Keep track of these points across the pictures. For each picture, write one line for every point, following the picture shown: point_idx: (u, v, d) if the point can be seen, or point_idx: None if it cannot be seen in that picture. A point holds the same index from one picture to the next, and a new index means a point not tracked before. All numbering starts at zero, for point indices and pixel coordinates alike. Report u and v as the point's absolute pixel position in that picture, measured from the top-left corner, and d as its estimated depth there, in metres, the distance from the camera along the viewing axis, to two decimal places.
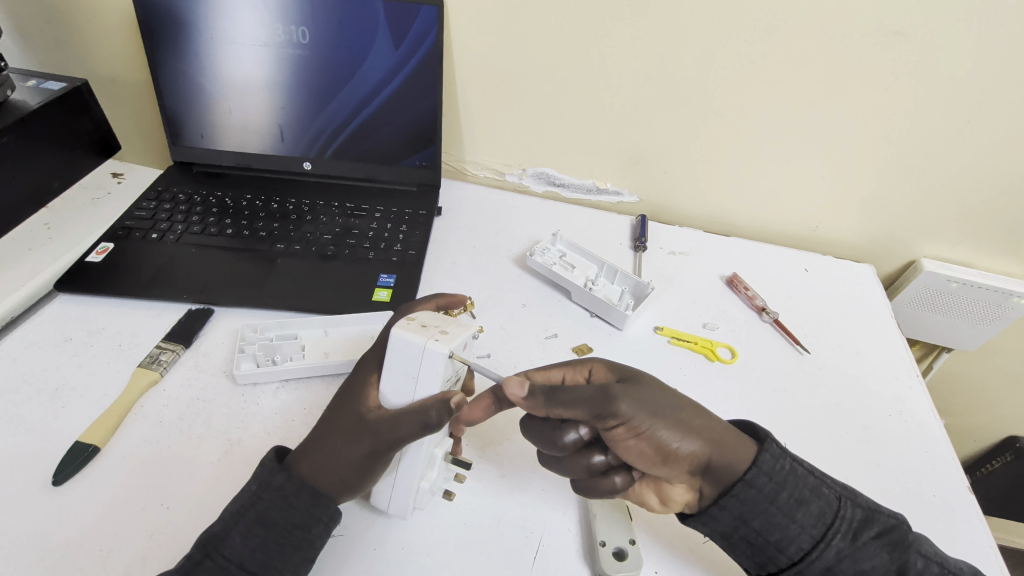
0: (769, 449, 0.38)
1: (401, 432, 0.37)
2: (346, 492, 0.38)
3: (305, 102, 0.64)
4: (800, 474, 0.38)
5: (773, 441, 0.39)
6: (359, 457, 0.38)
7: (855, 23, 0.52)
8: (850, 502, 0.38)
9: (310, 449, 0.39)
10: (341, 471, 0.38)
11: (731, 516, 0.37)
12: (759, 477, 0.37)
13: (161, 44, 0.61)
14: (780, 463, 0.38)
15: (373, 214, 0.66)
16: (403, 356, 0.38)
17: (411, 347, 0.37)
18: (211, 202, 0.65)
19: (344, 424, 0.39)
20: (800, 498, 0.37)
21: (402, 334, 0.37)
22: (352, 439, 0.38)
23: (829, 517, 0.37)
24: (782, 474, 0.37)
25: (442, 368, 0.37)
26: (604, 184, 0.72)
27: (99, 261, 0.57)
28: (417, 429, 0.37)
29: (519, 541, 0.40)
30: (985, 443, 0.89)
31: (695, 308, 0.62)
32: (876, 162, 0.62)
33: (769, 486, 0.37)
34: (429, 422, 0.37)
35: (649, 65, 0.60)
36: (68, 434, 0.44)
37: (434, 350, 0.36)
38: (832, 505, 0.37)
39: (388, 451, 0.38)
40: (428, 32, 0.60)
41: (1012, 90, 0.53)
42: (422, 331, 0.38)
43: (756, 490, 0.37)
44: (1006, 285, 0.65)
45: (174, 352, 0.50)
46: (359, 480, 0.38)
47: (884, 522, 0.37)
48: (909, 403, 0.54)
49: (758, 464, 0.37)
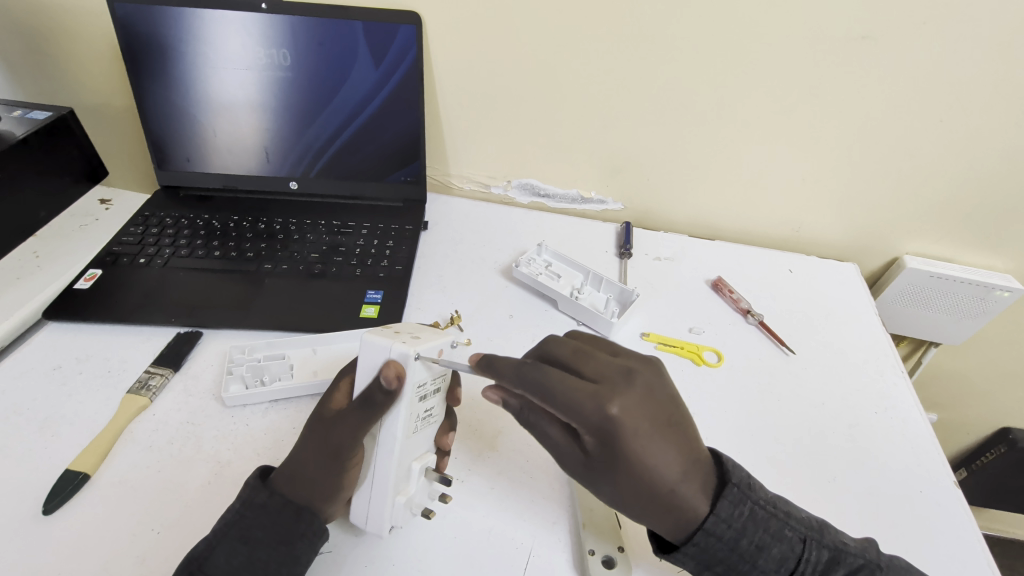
0: (727, 495, 0.37)
1: (353, 420, 0.37)
2: (319, 501, 0.38)
3: (289, 123, 0.65)
4: (760, 518, 0.37)
5: (734, 484, 0.37)
6: (323, 462, 0.38)
7: (826, 29, 0.54)
8: (815, 542, 0.37)
9: (288, 467, 0.39)
10: (307, 475, 0.38)
11: (695, 561, 0.37)
12: (718, 526, 0.36)
13: (145, 71, 0.62)
14: (739, 509, 0.37)
15: (359, 231, 0.66)
16: (371, 362, 0.38)
17: (378, 350, 0.37)
18: (199, 224, 0.66)
19: (309, 430, 0.39)
20: (761, 543, 0.37)
21: (370, 336, 0.37)
22: (312, 441, 0.39)
23: (792, 562, 0.37)
24: (740, 521, 0.37)
25: (409, 370, 0.37)
26: (588, 193, 0.73)
27: (87, 288, 0.57)
28: (359, 413, 0.37)
29: (509, 553, 0.41)
30: (978, 435, 0.90)
31: (681, 312, 0.63)
32: (853, 162, 0.63)
33: (728, 534, 0.36)
34: (375, 402, 0.36)
35: (626, 75, 0.61)
36: (58, 463, 0.44)
37: (399, 350, 0.37)
38: (795, 549, 0.37)
39: (346, 450, 0.37)
40: (408, 50, 0.61)
41: (980, 89, 0.54)
42: (390, 335, 0.38)
43: (716, 539, 0.36)
44: (988, 279, 0.66)
45: (164, 377, 0.50)
46: (329, 486, 0.38)
47: (852, 563, 0.37)
48: (894, 400, 0.55)
49: (715, 513, 0.36)
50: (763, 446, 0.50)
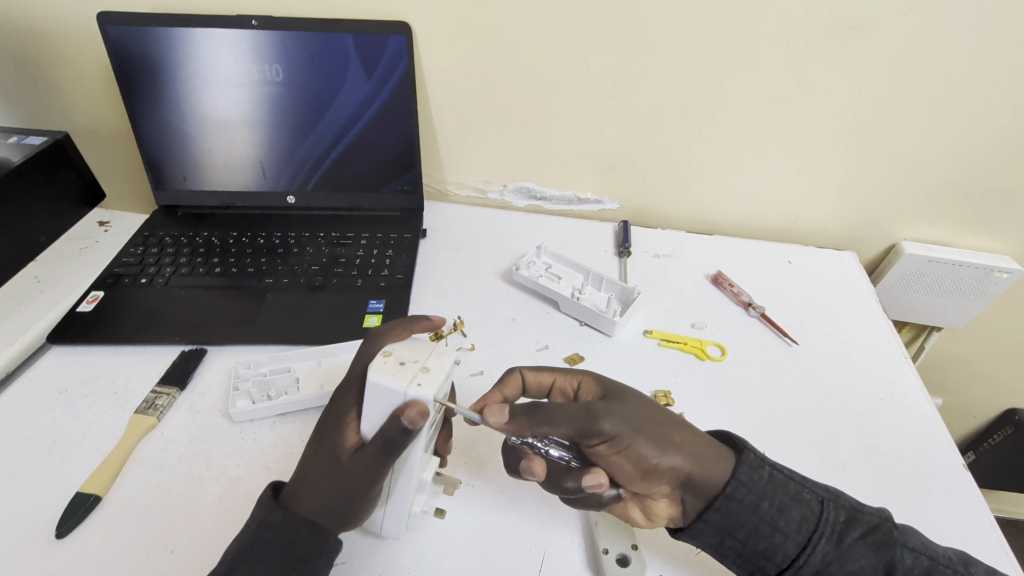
0: (746, 459, 0.39)
1: (374, 459, 0.38)
2: (343, 522, 0.39)
3: (284, 137, 0.65)
4: (780, 482, 0.38)
5: (750, 450, 0.39)
6: (343, 496, 0.38)
7: (813, 21, 0.54)
8: (833, 503, 0.38)
9: (304, 491, 0.39)
10: (333, 505, 0.38)
11: (715, 529, 0.38)
12: (739, 489, 0.38)
13: (139, 93, 0.63)
14: (760, 473, 0.38)
15: (359, 242, 0.66)
16: (385, 402, 0.37)
17: (393, 393, 0.37)
18: (198, 242, 0.66)
19: (322, 468, 0.39)
20: (781, 506, 0.37)
21: (380, 379, 0.37)
22: (333, 479, 0.38)
23: (811, 522, 0.37)
24: (762, 484, 0.38)
25: (427, 414, 0.37)
26: (585, 194, 0.74)
27: (90, 310, 0.57)
28: (382, 451, 0.37)
29: (524, 556, 0.41)
30: (984, 418, 0.90)
31: (683, 308, 0.63)
32: (847, 151, 0.63)
33: (750, 498, 0.38)
34: (392, 441, 0.37)
35: (616, 75, 0.61)
36: (68, 486, 0.44)
37: (418, 397, 0.36)
38: (814, 509, 0.38)
39: (367, 484, 0.38)
40: (399, 60, 0.61)
41: (969, 73, 0.55)
42: (400, 372, 0.37)
43: (738, 503, 0.37)
44: (986, 261, 0.66)
45: (170, 396, 0.50)
46: (353, 507, 0.38)
47: (869, 521, 0.38)
48: (899, 385, 0.55)
49: (736, 476, 0.38)
50: (772, 437, 0.50)
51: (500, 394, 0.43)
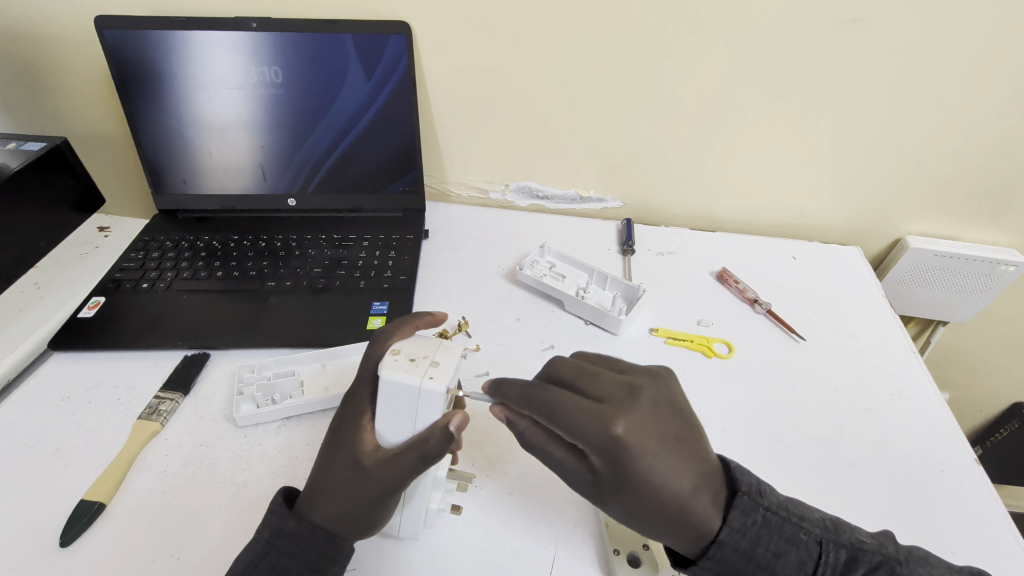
0: (738, 504, 0.36)
1: (404, 470, 0.37)
2: (357, 531, 0.38)
3: (284, 139, 0.65)
4: (775, 525, 0.36)
5: (744, 492, 0.37)
6: (365, 503, 0.37)
7: (815, 14, 0.54)
8: (832, 543, 0.36)
9: (321, 498, 0.38)
10: (351, 513, 0.37)
11: (713, 574, 0.37)
12: (732, 536, 0.36)
13: (138, 97, 0.62)
14: (753, 517, 0.36)
15: (361, 243, 0.66)
16: (398, 397, 0.37)
17: (406, 388, 0.37)
18: (199, 246, 0.65)
19: (345, 474, 0.38)
20: (778, 550, 0.36)
21: (392, 376, 0.37)
22: (351, 485, 0.38)
23: (810, 566, 0.36)
24: (754, 529, 0.36)
25: (440, 406, 0.37)
26: (587, 192, 0.73)
27: (91, 316, 0.57)
28: (417, 461, 0.36)
29: (534, 557, 0.40)
30: (991, 412, 0.89)
31: (688, 306, 0.63)
32: (850, 146, 0.63)
33: (743, 543, 0.36)
34: (430, 453, 0.36)
35: (618, 72, 0.61)
36: (72, 494, 0.43)
37: (431, 390, 0.36)
38: (813, 551, 0.36)
39: (390, 495, 0.37)
40: (399, 60, 0.61)
41: (973, 65, 0.54)
42: (412, 369, 0.37)
43: (732, 550, 0.36)
44: (992, 254, 0.66)
45: (174, 401, 0.50)
46: (368, 518, 0.38)
47: (870, 561, 0.36)
48: (908, 380, 0.55)
49: (728, 523, 0.36)
50: (781, 436, 0.49)
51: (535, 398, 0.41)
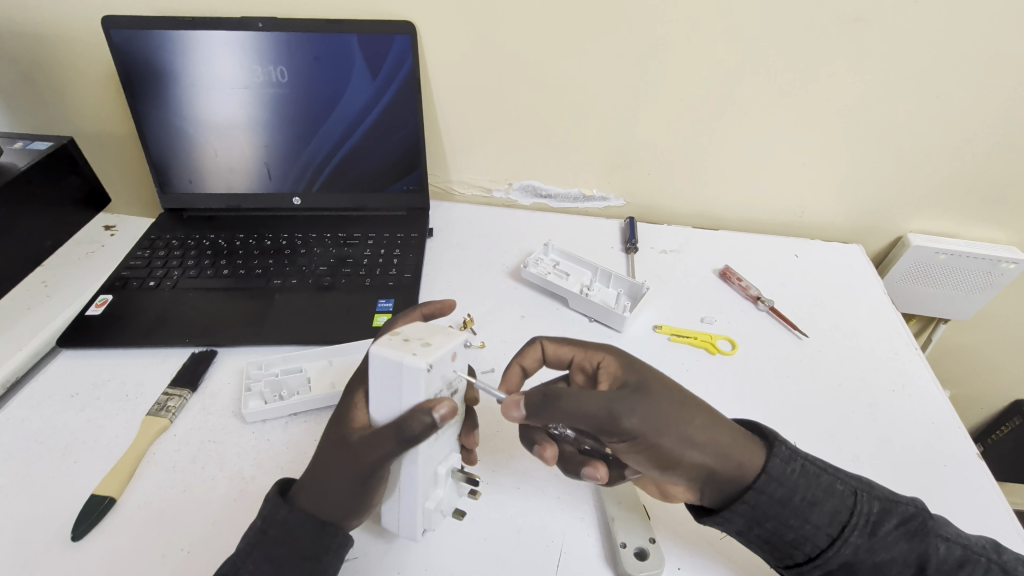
0: (778, 453, 0.39)
1: (383, 449, 0.36)
2: (344, 512, 0.38)
3: (289, 139, 0.65)
4: (812, 474, 0.39)
5: (781, 444, 0.39)
6: (351, 481, 0.37)
7: (817, 14, 0.54)
8: (866, 495, 0.39)
9: (309, 479, 0.38)
10: (337, 492, 0.37)
11: (745, 519, 0.38)
12: (770, 484, 0.38)
13: (144, 96, 0.63)
14: (792, 466, 0.38)
15: (366, 241, 0.66)
16: (384, 374, 0.36)
17: (389, 363, 0.35)
18: (205, 244, 0.66)
19: (330, 454, 0.38)
20: (814, 498, 0.38)
21: (379, 352, 0.35)
22: (337, 465, 0.37)
23: (844, 514, 0.38)
24: (794, 477, 0.38)
25: (423, 382, 0.35)
26: (590, 191, 0.74)
27: (98, 314, 0.57)
28: (395, 442, 0.35)
29: (541, 550, 0.40)
30: (992, 409, 0.90)
31: (691, 303, 0.63)
32: (852, 144, 0.63)
33: (781, 490, 0.38)
34: (405, 433, 0.35)
35: (621, 72, 0.61)
36: (82, 490, 0.44)
37: (410, 365, 0.34)
38: (847, 501, 0.38)
39: (374, 472, 0.36)
40: (404, 59, 0.62)
41: (972, 64, 0.55)
42: (399, 345, 0.36)
43: (767, 496, 0.37)
44: (993, 252, 0.66)
45: (182, 398, 0.50)
46: (354, 497, 0.37)
47: (903, 512, 0.38)
48: (911, 376, 0.55)
49: (768, 470, 0.38)
50: (785, 430, 0.50)
51: (519, 366, 0.44)
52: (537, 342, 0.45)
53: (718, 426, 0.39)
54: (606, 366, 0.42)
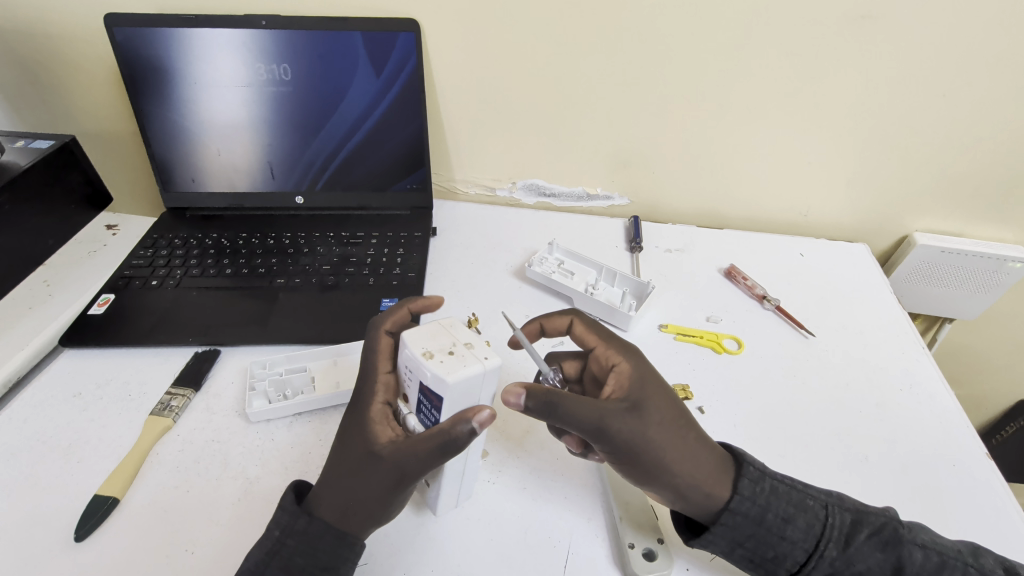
0: (747, 473, 0.39)
1: (421, 460, 0.36)
2: (366, 522, 0.37)
3: (293, 137, 0.65)
4: (782, 492, 0.39)
5: (750, 463, 0.40)
6: (380, 492, 0.37)
7: (824, 12, 0.54)
8: (838, 508, 0.39)
9: (331, 492, 0.38)
10: (364, 502, 0.37)
11: (726, 540, 0.38)
12: (743, 503, 0.38)
13: (146, 94, 0.62)
14: (760, 486, 0.39)
15: (369, 240, 0.66)
16: (463, 392, 0.34)
17: (471, 379, 0.34)
18: (207, 244, 0.65)
19: (359, 466, 0.38)
20: (787, 515, 0.38)
21: (461, 375, 0.33)
22: (366, 476, 0.37)
23: (818, 528, 0.38)
24: (764, 496, 0.38)
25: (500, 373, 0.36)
26: (594, 189, 0.73)
27: (101, 313, 0.57)
28: (437, 451, 0.35)
29: (549, 551, 0.40)
30: (996, 409, 0.89)
31: (696, 302, 0.63)
32: (858, 143, 0.63)
33: (754, 510, 0.38)
34: (450, 444, 0.35)
35: (626, 70, 0.61)
36: (85, 490, 0.43)
37: (496, 366, 0.34)
38: (820, 516, 0.38)
39: (408, 483, 0.37)
40: (408, 57, 0.61)
41: (980, 62, 0.55)
42: (465, 360, 0.34)
43: (743, 517, 0.38)
44: (1000, 251, 0.66)
45: (185, 397, 0.50)
46: (379, 507, 0.37)
47: (875, 522, 0.38)
48: (918, 375, 0.55)
49: (739, 491, 0.38)
50: (793, 430, 0.49)
51: (541, 324, 0.46)
52: (570, 315, 0.45)
53: (701, 447, 0.39)
54: (619, 369, 0.41)
